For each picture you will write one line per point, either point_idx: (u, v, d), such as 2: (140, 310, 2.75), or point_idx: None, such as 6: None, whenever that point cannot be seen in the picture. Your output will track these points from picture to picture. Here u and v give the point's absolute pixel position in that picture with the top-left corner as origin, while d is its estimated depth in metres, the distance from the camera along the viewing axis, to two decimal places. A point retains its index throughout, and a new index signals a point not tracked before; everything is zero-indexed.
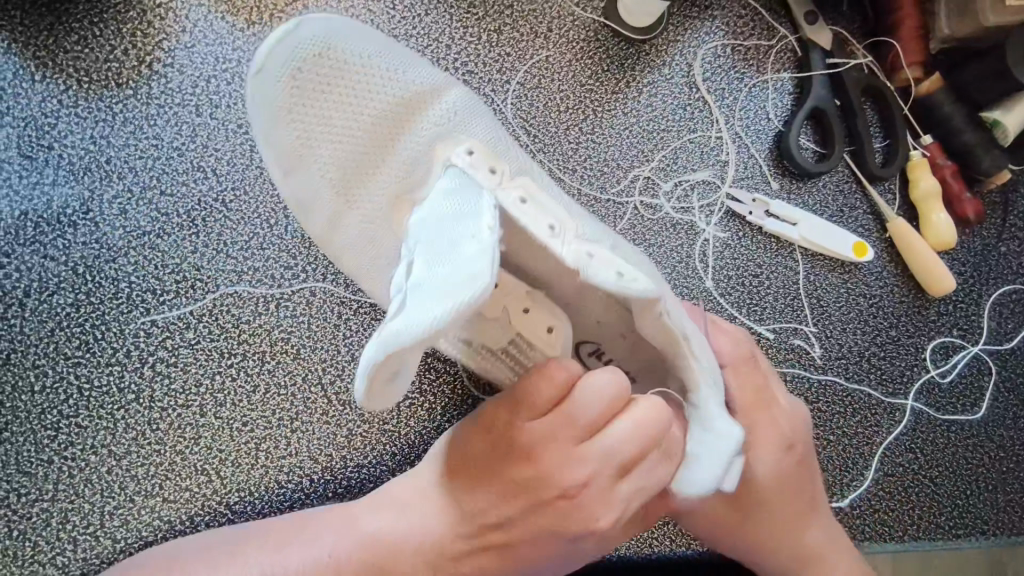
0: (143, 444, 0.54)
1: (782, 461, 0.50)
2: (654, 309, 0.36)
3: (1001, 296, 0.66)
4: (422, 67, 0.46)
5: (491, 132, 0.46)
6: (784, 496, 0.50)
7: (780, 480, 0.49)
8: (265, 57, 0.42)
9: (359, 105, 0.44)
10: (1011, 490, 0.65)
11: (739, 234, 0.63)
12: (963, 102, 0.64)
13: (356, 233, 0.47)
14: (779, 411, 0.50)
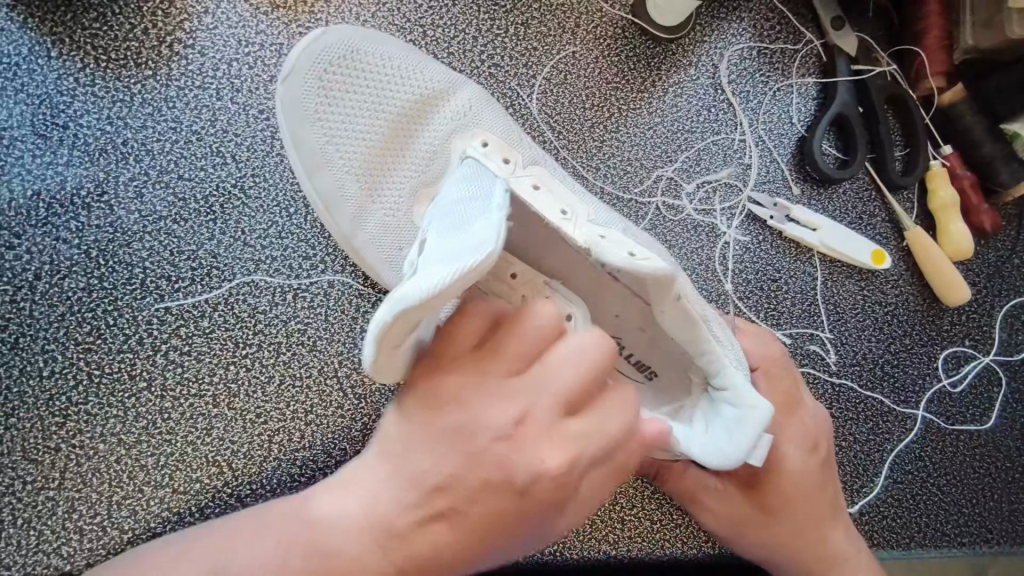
0: (154, 434, 0.53)
1: (806, 461, 0.49)
2: (671, 290, 0.37)
3: (1013, 307, 0.67)
4: (436, 68, 0.52)
5: (500, 126, 0.51)
6: (805, 497, 0.49)
7: (802, 480, 0.49)
8: (294, 60, 0.48)
9: (382, 103, 0.49)
10: (1015, 500, 0.66)
11: (760, 238, 0.63)
12: (984, 113, 0.64)
13: (376, 226, 0.49)
14: (805, 412, 0.50)
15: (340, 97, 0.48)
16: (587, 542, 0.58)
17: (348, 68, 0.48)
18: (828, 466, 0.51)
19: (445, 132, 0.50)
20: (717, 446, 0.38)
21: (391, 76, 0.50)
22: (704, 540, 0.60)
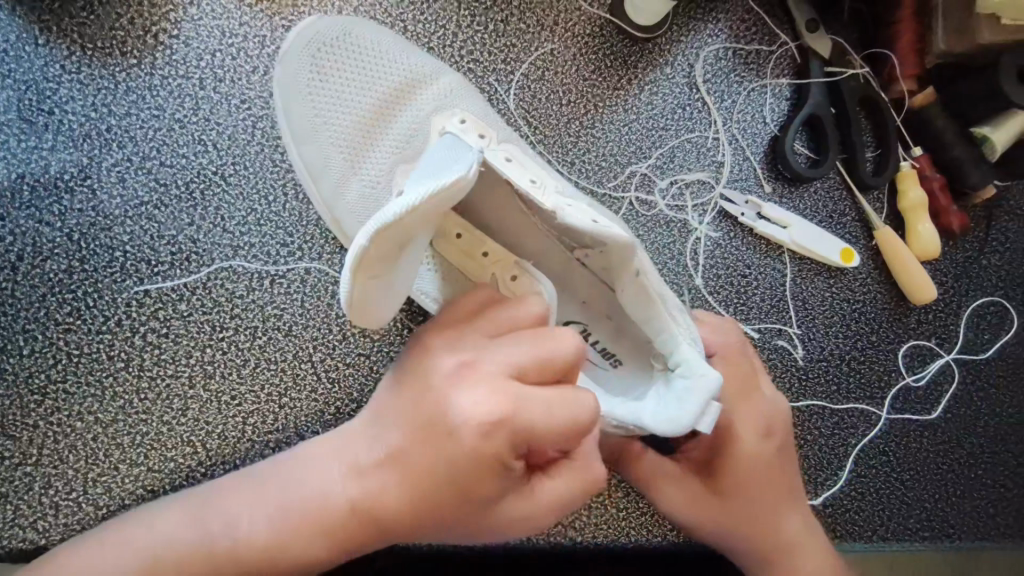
0: (132, 413, 0.54)
1: (761, 447, 0.50)
2: (630, 258, 0.39)
3: (979, 307, 0.69)
4: (421, 55, 0.56)
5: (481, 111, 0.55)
6: (759, 482, 0.50)
7: (757, 466, 0.50)
8: (294, 39, 0.53)
9: (371, 82, 0.53)
10: (975, 496, 0.68)
11: (731, 234, 0.65)
12: (954, 117, 0.65)
13: (356, 197, 0.53)
14: (763, 401, 0.51)
15: (332, 77, 0.53)
16: (554, 527, 0.60)
17: (343, 49, 0.53)
18: (785, 453, 0.52)
19: (426, 110, 0.54)
20: (669, 413, 0.40)
21: (381, 58, 0.54)
22: (669, 529, 0.61)
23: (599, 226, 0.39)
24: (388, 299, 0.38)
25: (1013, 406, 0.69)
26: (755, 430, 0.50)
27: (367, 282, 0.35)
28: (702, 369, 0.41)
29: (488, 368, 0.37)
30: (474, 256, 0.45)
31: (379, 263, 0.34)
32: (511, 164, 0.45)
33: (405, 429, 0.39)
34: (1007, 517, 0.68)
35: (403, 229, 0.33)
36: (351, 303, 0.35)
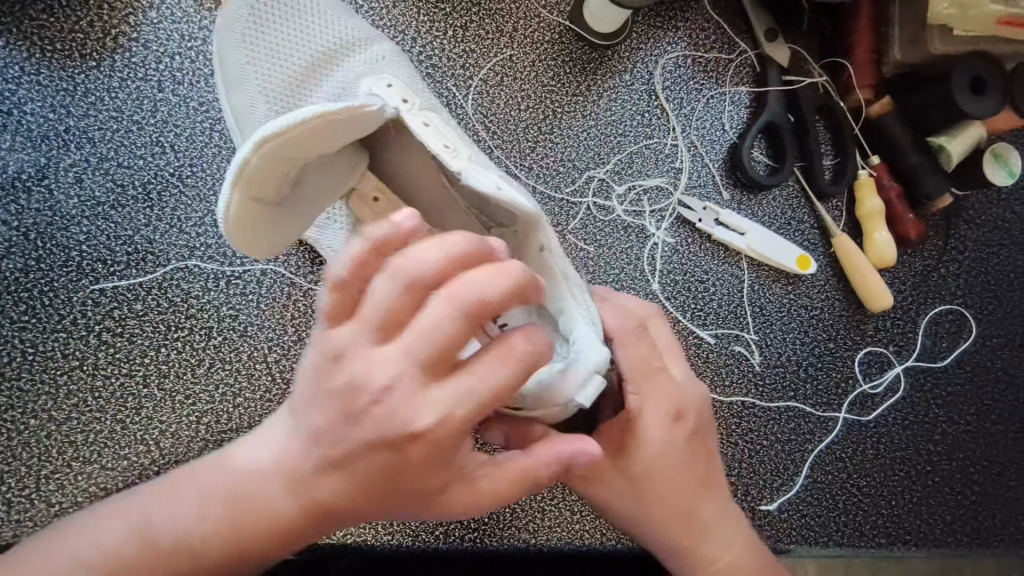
0: (85, 411, 0.54)
1: (671, 430, 0.49)
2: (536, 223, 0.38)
3: (937, 315, 0.69)
4: (361, 24, 0.53)
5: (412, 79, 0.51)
6: (671, 467, 0.49)
7: (668, 450, 0.49)
8: None
9: (308, 37, 0.50)
10: (934, 503, 0.67)
11: (688, 240, 0.65)
12: (911, 126, 0.66)
13: None
14: (667, 379, 0.49)
15: (270, 28, 0.50)
16: (507, 530, 0.60)
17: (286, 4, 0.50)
18: (701, 435, 0.51)
19: (355, 73, 0.50)
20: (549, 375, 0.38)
21: (322, 18, 0.51)
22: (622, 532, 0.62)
23: (502, 192, 0.37)
24: (282, 232, 0.43)
25: (972, 413, 0.69)
26: (664, 412, 0.49)
27: (247, 205, 0.39)
28: (592, 346, 0.38)
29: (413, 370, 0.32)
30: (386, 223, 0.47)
31: (257, 186, 0.38)
32: (434, 129, 0.42)
33: (335, 433, 0.35)
34: (965, 525, 0.68)
35: (274, 150, 0.36)
36: (228, 224, 0.39)
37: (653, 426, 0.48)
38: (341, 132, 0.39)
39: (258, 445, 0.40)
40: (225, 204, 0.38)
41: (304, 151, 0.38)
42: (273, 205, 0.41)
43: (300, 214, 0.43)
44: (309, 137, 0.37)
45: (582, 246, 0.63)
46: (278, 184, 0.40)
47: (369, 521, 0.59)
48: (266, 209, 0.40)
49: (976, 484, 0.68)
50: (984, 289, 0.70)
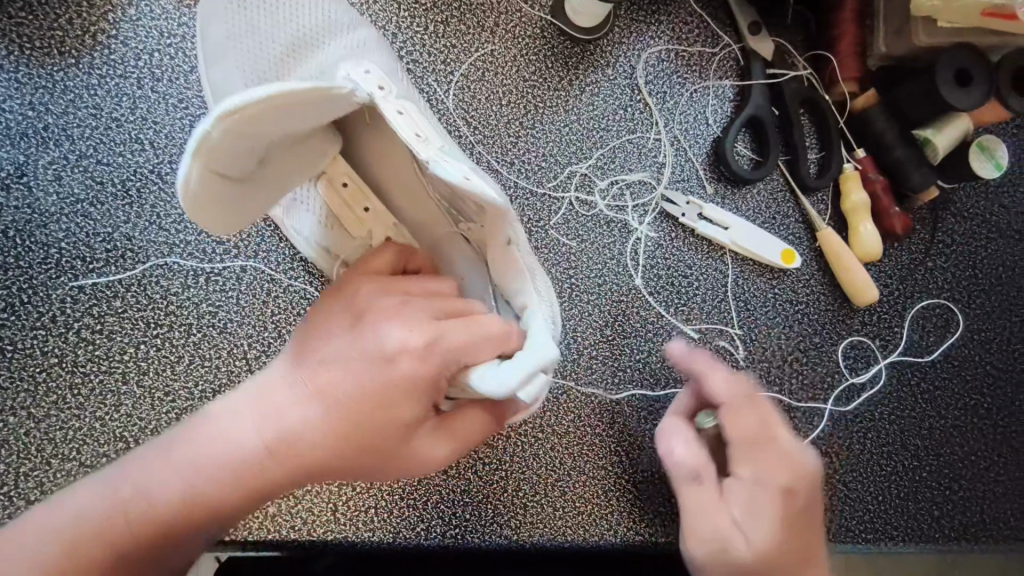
0: (65, 408, 0.55)
1: (785, 510, 0.47)
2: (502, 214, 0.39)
3: (924, 308, 0.68)
4: (346, 9, 0.53)
5: (390, 66, 0.51)
6: (790, 544, 0.47)
7: (790, 527, 0.47)
8: None
9: (292, 14, 0.50)
10: (921, 499, 0.67)
11: (672, 235, 0.65)
12: (897, 119, 0.65)
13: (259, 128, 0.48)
14: (779, 450, 0.49)
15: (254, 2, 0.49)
16: (488, 527, 0.60)
17: None
18: (815, 509, 0.49)
19: (335, 56, 0.49)
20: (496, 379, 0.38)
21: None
22: (606, 528, 0.61)
23: (472, 180, 0.38)
24: (244, 210, 0.41)
25: (960, 407, 0.68)
26: (780, 484, 0.47)
27: (211, 181, 0.36)
28: (544, 344, 0.39)
29: (412, 312, 0.43)
30: (353, 207, 0.50)
31: (222, 160, 0.36)
32: (407, 118, 0.41)
33: (332, 380, 0.42)
34: (953, 519, 0.67)
35: (244, 123, 0.34)
36: (187, 198, 0.37)
37: (772, 501, 0.47)
38: (309, 109, 0.38)
39: (224, 418, 0.43)
40: (184, 177, 0.36)
41: (273, 128, 0.37)
42: (238, 183, 0.39)
43: (262, 194, 0.42)
44: (278, 113, 0.36)
45: (564, 241, 0.63)
46: (244, 164, 0.38)
47: (350, 518, 0.59)
48: (229, 186, 0.38)
49: (965, 478, 0.68)
50: (972, 282, 0.69)
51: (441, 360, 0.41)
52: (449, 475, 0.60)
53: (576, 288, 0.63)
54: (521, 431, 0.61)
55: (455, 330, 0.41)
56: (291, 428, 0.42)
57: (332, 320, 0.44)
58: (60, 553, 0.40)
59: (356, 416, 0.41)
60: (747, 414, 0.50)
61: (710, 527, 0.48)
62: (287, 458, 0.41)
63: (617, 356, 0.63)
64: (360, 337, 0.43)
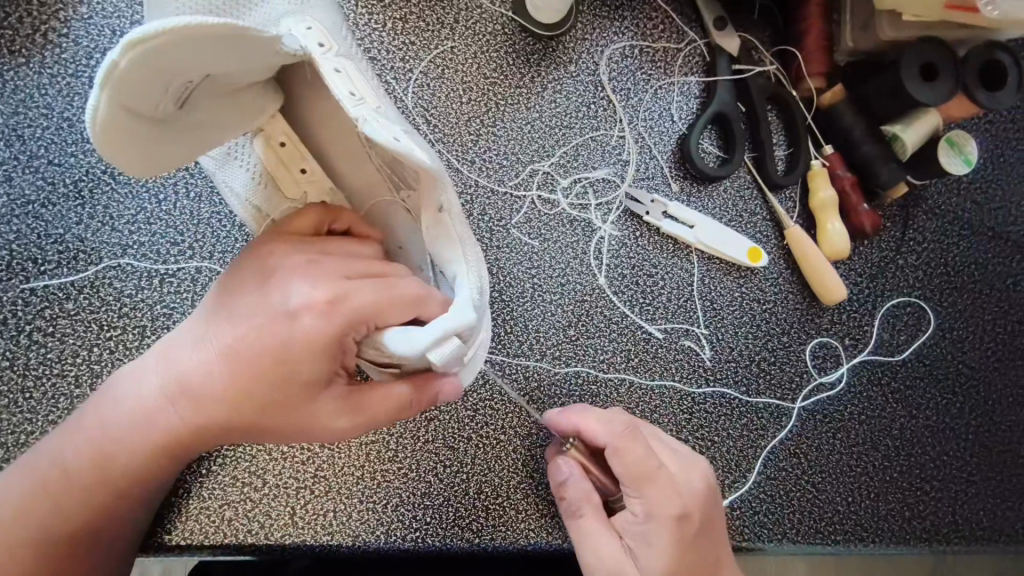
0: (16, 412, 0.54)
1: (679, 532, 0.51)
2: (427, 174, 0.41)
3: (894, 307, 0.67)
4: None
5: (337, 28, 0.49)
6: (682, 566, 0.51)
7: (681, 551, 0.51)
8: None
9: None
10: (892, 499, 0.66)
11: (636, 233, 0.64)
12: (865, 114, 0.64)
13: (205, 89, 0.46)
14: (665, 479, 0.52)
15: None
16: (449, 530, 0.59)
17: None
18: (709, 521, 0.53)
19: (275, 15, 0.46)
20: (411, 341, 0.40)
21: None
22: None
23: (402, 145, 0.40)
24: (162, 150, 0.42)
25: (931, 407, 0.67)
26: (669, 513, 0.51)
27: (121, 113, 0.37)
28: (462, 310, 0.41)
29: (321, 271, 0.45)
30: (290, 168, 0.52)
31: (130, 93, 0.36)
32: (345, 76, 0.42)
33: (239, 340, 0.44)
34: (924, 520, 0.66)
35: (150, 57, 0.35)
36: (97, 131, 0.37)
37: (662, 530, 0.51)
38: (228, 50, 0.38)
39: (160, 367, 0.47)
40: (94, 107, 0.36)
41: (186, 65, 0.37)
42: (153, 121, 0.40)
43: (183, 136, 0.43)
44: (187, 48, 0.36)
45: (526, 240, 0.62)
46: (158, 100, 0.39)
47: (309, 521, 0.57)
48: (144, 124, 0.39)
49: (937, 478, 0.67)
50: (944, 280, 0.68)
51: (341, 320, 0.42)
52: (409, 477, 0.59)
53: (538, 287, 0.62)
54: (483, 433, 0.60)
55: (362, 290, 0.43)
56: (203, 383, 0.45)
57: (246, 279, 0.46)
58: (23, 472, 0.48)
59: (257, 373, 0.44)
60: (634, 451, 0.51)
61: (607, 558, 0.52)
62: (197, 403, 0.45)
63: (581, 356, 0.62)
64: (267, 295, 0.45)
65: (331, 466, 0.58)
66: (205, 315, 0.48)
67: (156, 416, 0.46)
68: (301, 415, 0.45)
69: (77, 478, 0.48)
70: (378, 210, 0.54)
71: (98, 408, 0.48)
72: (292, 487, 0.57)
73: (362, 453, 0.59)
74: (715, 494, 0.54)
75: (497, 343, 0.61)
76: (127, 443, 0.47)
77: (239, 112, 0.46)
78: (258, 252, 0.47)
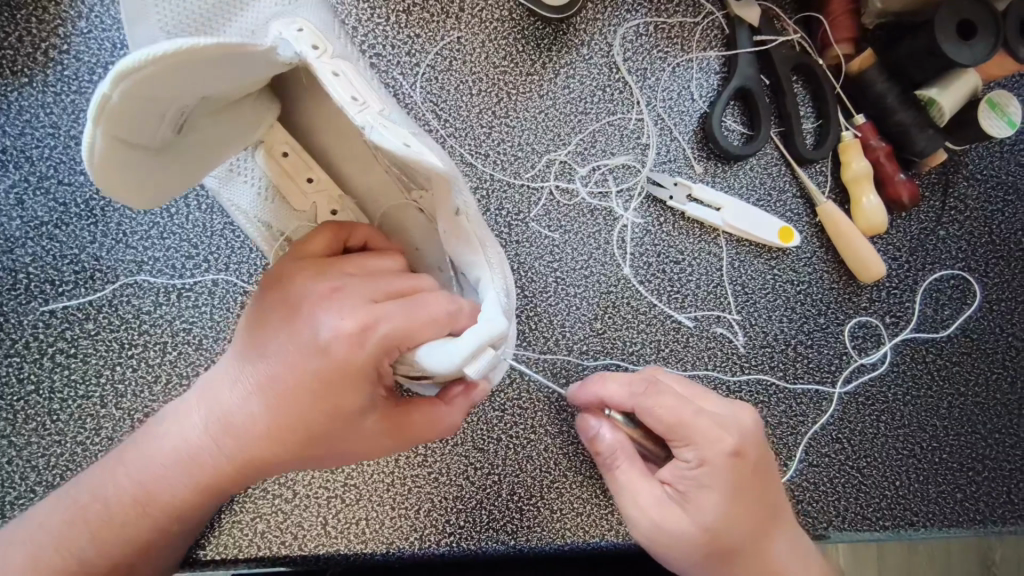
0: (44, 435, 0.53)
1: (735, 470, 0.48)
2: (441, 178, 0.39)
3: (937, 281, 0.64)
4: None
5: (328, 25, 0.47)
6: (742, 507, 0.49)
7: (736, 490, 0.48)
8: None
9: None
10: (943, 482, 0.63)
11: (660, 219, 0.62)
12: (900, 79, 0.61)
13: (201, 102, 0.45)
14: (702, 421, 0.49)
15: None
16: (484, 533, 0.58)
17: None
18: (763, 463, 0.50)
19: (267, 14, 0.44)
20: (446, 355, 0.38)
21: None
22: (607, 529, 0.58)
23: (414, 151, 0.37)
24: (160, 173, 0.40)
25: (980, 383, 0.64)
26: (723, 453, 0.48)
27: (117, 147, 0.36)
28: (494, 317, 0.39)
29: (346, 298, 0.43)
30: (296, 178, 0.50)
31: (124, 124, 0.35)
32: (345, 79, 0.39)
33: (273, 375, 0.43)
34: (978, 501, 0.63)
35: (139, 88, 0.33)
36: (94, 162, 0.36)
37: (721, 473, 0.48)
38: (221, 67, 0.36)
39: (197, 404, 0.46)
40: (89, 141, 0.35)
41: (176, 89, 0.35)
42: (149, 148, 0.38)
43: (182, 156, 0.41)
44: (177, 74, 0.34)
45: (546, 233, 0.60)
46: (152, 126, 0.37)
47: (342, 530, 0.56)
48: (140, 151, 0.38)
49: (990, 458, 0.63)
50: (989, 250, 0.65)
51: (373, 348, 0.41)
52: (440, 481, 0.58)
53: (561, 281, 0.60)
54: (512, 433, 0.59)
55: (390, 316, 0.41)
56: (243, 418, 0.44)
57: (273, 310, 0.45)
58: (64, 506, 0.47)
59: (296, 406, 0.43)
60: (667, 392, 0.50)
61: (652, 512, 0.49)
62: (237, 440, 0.44)
63: (609, 349, 0.60)
64: (296, 327, 0.43)
65: (360, 474, 0.57)
66: (236, 350, 0.46)
67: (195, 453, 0.45)
68: (341, 443, 0.44)
69: (116, 514, 0.46)
70: (393, 211, 0.52)
71: (135, 448, 0.47)
72: (324, 497, 0.57)
73: (391, 460, 0.58)
74: (763, 438, 0.51)
75: (522, 340, 0.59)
76: (165, 482, 0.46)
77: (234, 123, 0.44)
78: (279, 280, 0.46)
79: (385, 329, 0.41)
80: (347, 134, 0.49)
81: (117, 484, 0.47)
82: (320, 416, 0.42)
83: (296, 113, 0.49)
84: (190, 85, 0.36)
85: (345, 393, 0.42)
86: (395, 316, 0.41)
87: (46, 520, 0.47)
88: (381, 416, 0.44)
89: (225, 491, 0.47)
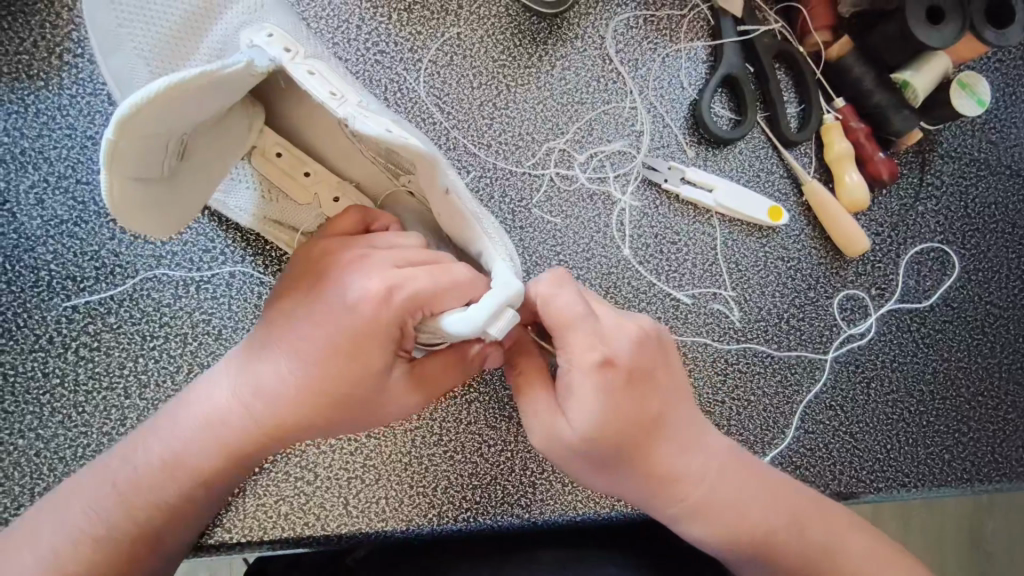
0: (71, 427, 0.55)
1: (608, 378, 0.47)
2: (424, 159, 0.41)
3: (917, 254, 0.68)
4: None
5: (291, 25, 0.49)
6: (617, 415, 0.47)
7: (610, 402, 0.47)
8: None
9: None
10: (931, 443, 0.66)
11: (656, 202, 0.65)
12: (874, 63, 0.65)
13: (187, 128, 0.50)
14: (589, 323, 0.47)
15: None
16: (499, 507, 0.60)
17: None
18: (649, 373, 0.49)
19: (234, 26, 0.48)
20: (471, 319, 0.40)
21: None
22: (617, 500, 0.61)
23: (395, 135, 0.40)
24: (171, 203, 0.45)
25: (962, 348, 0.68)
26: (594, 363, 0.46)
27: (126, 188, 0.41)
28: (508, 280, 0.41)
29: (377, 262, 0.46)
30: (293, 174, 0.54)
31: (131, 165, 0.40)
32: (320, 76, 0.42)
33: (308, 337, 0.46)
34: (965, 461, 0.66)
35: (138, 129, 0.38)
36: (112, 202, 0.41)
37: (591, 380, 0.46)
38: (210, 92, 0.41)
39: (231, 371, 0.49)
40: (105, 187, 0.40)
41: (171, 123, 0.40)
42: (158, 183, 0.44)
43: (187, 183, 0.47)
44: (173, 105, 0.38)
45: (548, 219, 0.63)
46: (158, 160, 0.42)
47: (363, 510, 0.58)
48: (149, 185, 0.43)
49: (974, 419, 0.67)
50: (965, 223, 0.69)
51: (402, 308, 0.44)
52: (455, 459, 0.60)
53: (564, 264, 0.63)
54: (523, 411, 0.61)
55: (417, 278, 0.44)
56: (278, 380, 0.46)
57: (306, 279, 0.48)
58: (95, 473, 0.48)
59: (328, 365, 0.45)
60: (572, 292, 0.47)
61: (540, 415, 0.48)
62: (271, 401, 0.47)
63: None
64: (330, 292, 0.46)
65: (377, 455, 0.59)
66: (268, 317, 0.49)
67: (228, 416, 0.47)
68: (367, 403, 0.46)
69: (148, 478, 0.47)
70: (388, 198, 0.55)
71: (170, 416, 0.49)
72: (344, 478, 0.58)
73: (407, 441, 0.60)
74: (657, 349, 0.50)
75: None
76: (198, 447, 0.48)
77: (226, 139, 0.49)
78: (309, 252, 0.49)
79: (410, 289, 0.43)
80: (331, 131, 0.52)
81: (149, 450, 0.48)
82: (350, 374, 0.45)
83: (284, 113, 0.52)
84: (184, 114, 0.40)
85: (372, 351, 0.45)
86: (422, 278, 0.44)
87: (77, 487, 0.48)
88: (407, 377, 0.47)
89: (252, 458, 0.49)
